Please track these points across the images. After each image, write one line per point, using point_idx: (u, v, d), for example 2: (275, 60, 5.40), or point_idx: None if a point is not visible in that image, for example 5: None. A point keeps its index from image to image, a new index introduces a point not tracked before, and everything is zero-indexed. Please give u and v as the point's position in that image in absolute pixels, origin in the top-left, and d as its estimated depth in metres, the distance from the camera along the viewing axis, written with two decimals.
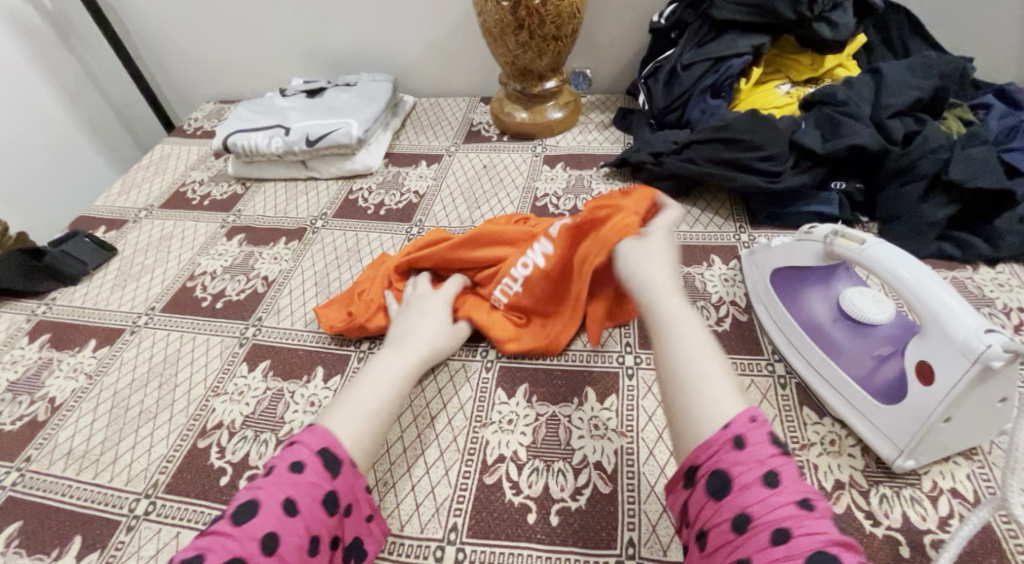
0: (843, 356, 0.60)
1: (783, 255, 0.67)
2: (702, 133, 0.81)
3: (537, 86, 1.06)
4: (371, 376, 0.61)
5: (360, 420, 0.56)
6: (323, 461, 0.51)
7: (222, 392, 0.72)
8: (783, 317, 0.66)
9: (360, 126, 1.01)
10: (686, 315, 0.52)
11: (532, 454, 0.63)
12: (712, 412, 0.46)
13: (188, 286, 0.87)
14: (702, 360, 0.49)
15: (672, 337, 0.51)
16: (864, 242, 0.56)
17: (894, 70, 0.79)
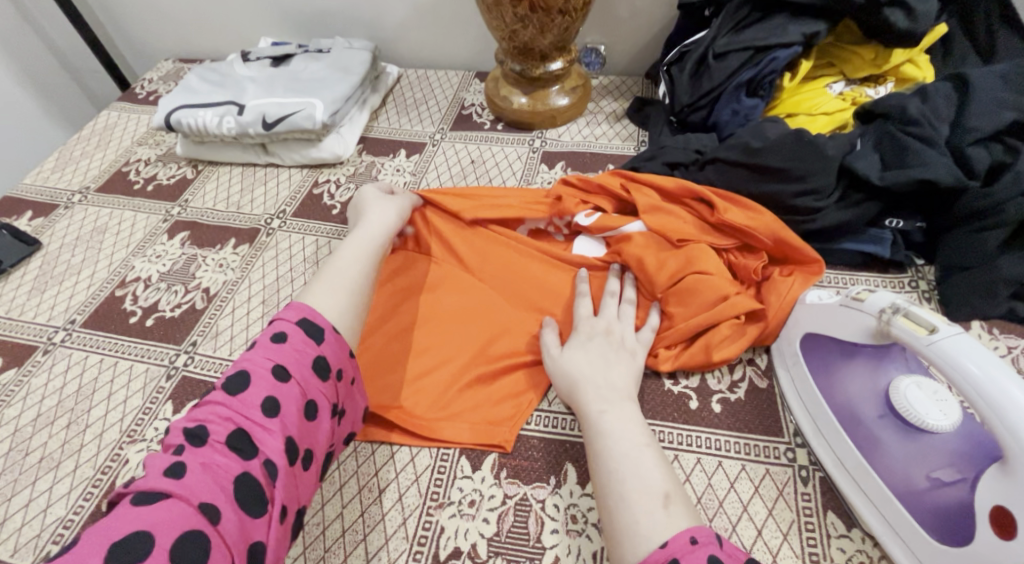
0: (882, 458, 0.48)
1: (821, 320, 0.54)
2: (732, 155, 0.67)
3: (538, 68, 0.90)
4: (337, 261, 0.62)
5: (337, 290, 0.57)
6: (305, 331, 0.52)
7: (139, 439, 0.61)
8: (812, 396, 0.54)
9: (326, 108, 0.86)
10: (619, 413, 0.52)
11: (493, 551, 0.52)
12: (655, 524, 0.44)
13: (116, 295, 0.75)
14: (649, 472, 0.47)
15: (614, 452, 0.49)
16: (933, 330, 0.43)
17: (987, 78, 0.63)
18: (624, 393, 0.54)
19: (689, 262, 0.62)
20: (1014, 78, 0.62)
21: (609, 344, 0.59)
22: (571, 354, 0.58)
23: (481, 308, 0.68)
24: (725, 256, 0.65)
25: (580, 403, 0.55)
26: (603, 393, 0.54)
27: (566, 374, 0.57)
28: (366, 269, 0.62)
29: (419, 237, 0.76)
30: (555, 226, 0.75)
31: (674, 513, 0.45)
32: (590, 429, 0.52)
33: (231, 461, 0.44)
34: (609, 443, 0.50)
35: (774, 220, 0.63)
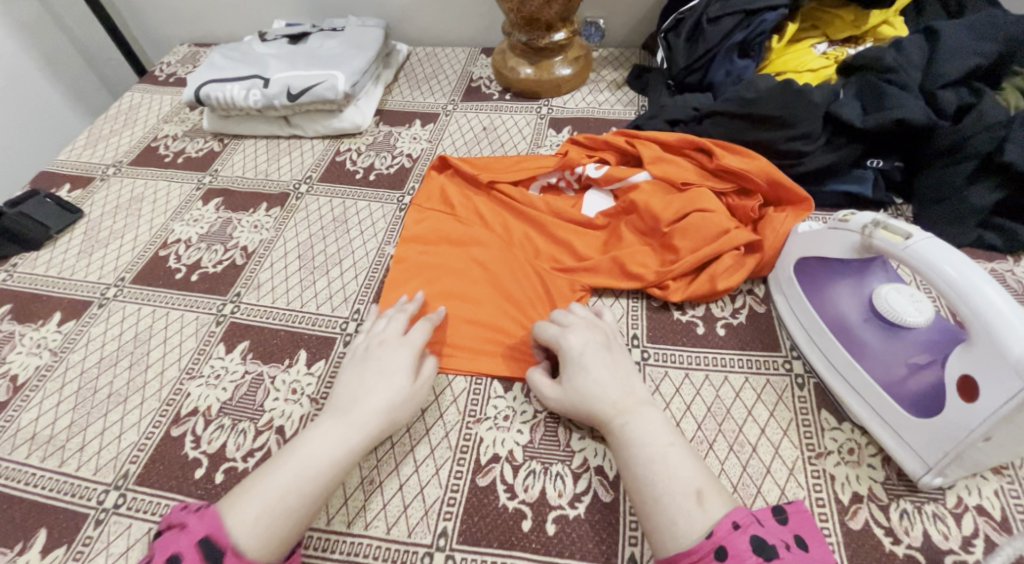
0: (867, 355, 0.55)
1: (812, 243, 0.60)
2: (728, 106, 0.73)
3: (544, 38, 0.96)
4: (302, 441, 0.52)
5: (268, 502, 0.48)
6: (204, 553, 0.45)
7: (198, 375, 0.66)
8: (806, 312, 0.61)
9: (347, 80, 0.92)
10: (639, 419, 0.52)
11: (528, 455, 0.58)
12: (694, 521, 0.45)
13: (160, 255, 0.80)
14: (679, 470, 0.48)
15: (642, 462, 0.49)
16: (908, 238, 0.50)
17: (954, 30, 0.69)
18: (639, 399, 0.54)
19: (691, 203, 0.69)
20: (980, 28, 0.69)
21: (608, 354, 0.57)
22: (570, 372, 0.56)
23: (503, 256, 0.75)
24: (724, 199, 0.72)
25: (596, 419, 0.54)
26: (619, 404, 0.53)
27: (572, 395, 0.55)
28: (329, 468, 0.51)
29: (445, 196, 0.84)
30: (566, 182, 0.82)
31: (710, 506, 0.46)
32: (615, 440, 0.52)
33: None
34: (634, 450, 0.50)
35: (768, 163, 0.70)
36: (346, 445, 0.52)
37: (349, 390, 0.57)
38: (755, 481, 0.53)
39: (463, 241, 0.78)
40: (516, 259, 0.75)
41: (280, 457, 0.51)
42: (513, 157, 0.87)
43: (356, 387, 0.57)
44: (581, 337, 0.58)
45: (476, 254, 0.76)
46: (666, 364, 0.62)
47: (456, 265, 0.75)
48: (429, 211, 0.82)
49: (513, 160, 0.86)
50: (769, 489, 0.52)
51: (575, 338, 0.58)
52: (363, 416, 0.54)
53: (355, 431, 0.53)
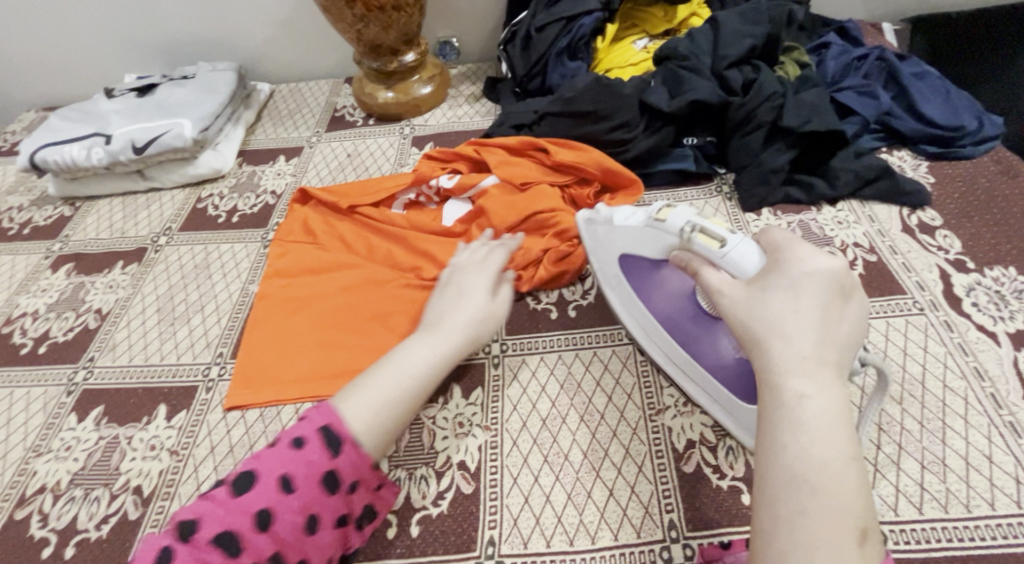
0: (690, 345, 0.56)
1: (621, 241, 0.57)
2: (553, 108, 0.78)
3: (393, 61, 1.00)
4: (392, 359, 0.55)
5: (376, 405, 0.51)
6: (325, 439, 0.48)
7: (46, 450, 0.62)
8: (636, 306, 0.61)
9: (194, 126, 0.92)
10: (826, 399, 0.37)
11: (393, 465, 0.57)
12: (845, 561, 0.33)
13: (4, 331, 0.76)
14: (844, 490, 0.35)
15: (803, 457, 0.36)
16: (722, 242, 0.46)
17: (730, 19, 0.76)
18: (835, 378, 0.38)
19: (531, 199, 0.72)
20: (749, 14, 0.76)
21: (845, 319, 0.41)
22: (774, 297, 0.41)
23: (367, 277, 0.76)
24: (566, 191, 0.75)
25: (765, 364, 0.39)
26: (803, 363, 0.38)
27: (755, 310, 0.41)
28: (415, 385, 0.54)
29: (308, 227, 0.84)
30: (425, 197, 0.84)
31: (870, 547, 0.34)
32: (775, 407, 0.38)
33: (241, 523, 0.43)
34: (801, 433, 0.36)
35: (599, 154, 0.73)
36: (434, 360, 0.55)
37: (437, 313, 0.61)
38: (603, 445, 0.56)
39: (327, 269, 0.78)
40: (378, 277, 0.75)
41: (376, 372, 0.53)
42: (372, 180, 0.88)
43: (439, 310, 0.61)
44: (798, 306, 0.40)
45: (339, 279, 0.76)
46: (523, 352, 0.65)
47: (320, 292, 0.75)
48: (293, 245, 0.83)
49: (373, 182, 0.87)
50: (615, 450, 0.55)
51: (793, 300, 0.40)
52: (422, 344, 0.57)
53: (443, 340, 0.57)
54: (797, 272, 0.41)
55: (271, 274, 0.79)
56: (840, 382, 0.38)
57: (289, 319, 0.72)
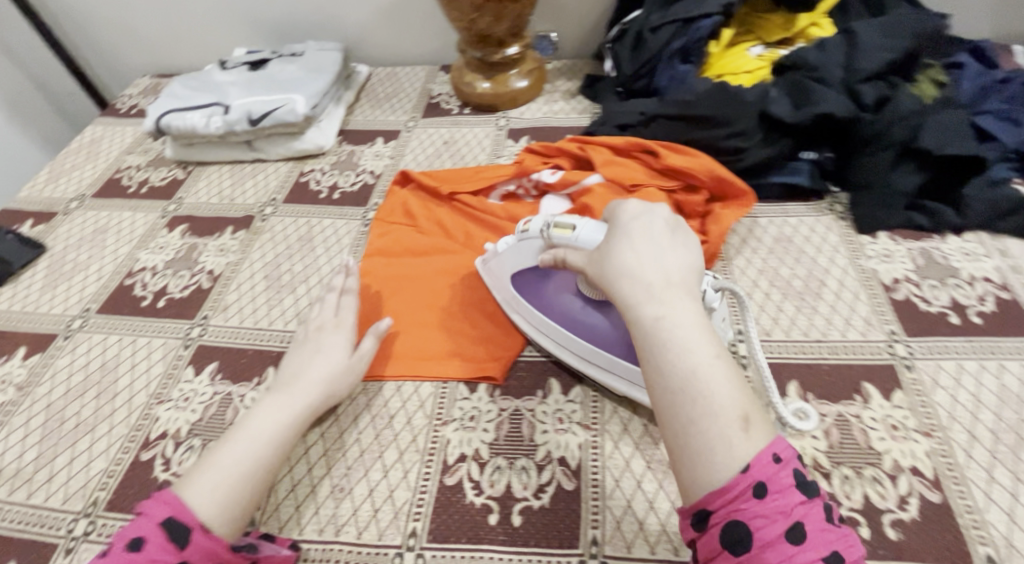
0: (591, 336, 0.61)
1: (512, 258, 0.66)
2: (670, 109, 0.77)
3: (498, 53, 1.00)
4: (246, 424, 0.54)
5: (222, 481, 0.49)
6: (168, 533, 0.45)
7: (166, 399, 0.66)
8: (540, 319, 0.66)
9: (306, 102, 0.95)
10: (667, 318, 0.44)
11: (494, 452, 0.59)
12: (737, 449, 0.39)
13: (126, 283, 0.81)
14: (717, 386, 0.41)
15: (677, 366, 0.42)
16: (573, 227, 0.56)
17: (868, 31, 0.73)
18: (682, 296, 0.46)
19: (640, 203, 0.73)
20: (889, 26, 0.73)
21: (658, 250, 0.49)
22: (622, 249, 0.50)
23: (467, 265, 0.78)
24: (673, 196, 0.75)
25: (626, 305, 0.47)
26: (654, 293, 0.46)
27: (609, 270, 0.49)
28: (273, 448, 0.53)
29: (408, 210, 0.86)
30: (524, 189, 0.85)
31: (754, 432, 0.40)
32: (643, 339, 0.45)
33: (165, 558, 0.44)
34: (668, 352, 0.43)
35: (711, 161, 0.73)
36: (294, 420, 0.56)
37: (290, 369, 0.61)
38: None
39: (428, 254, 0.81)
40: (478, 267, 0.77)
41: (221, 446, 0.52)
42: (471, 168, 0.89)
43: (297, 366, 0.61)
44: (642, 252, 0.49)
45: (439, 265, 0.78)
46: None
47: (420, 277, 0.77)
48: (394, 225, 0.85)
49: (474, 170, 0.88)
50: None
51: (631, 251, 0.49)
52: (310, 390, 0.58)
53: (298, 398, 0.57)
54: (636, 227, 0.51)
55: (374, 254, 0.81)
56: (672, 298, 0.45)
57: (392, 301, 0.75)
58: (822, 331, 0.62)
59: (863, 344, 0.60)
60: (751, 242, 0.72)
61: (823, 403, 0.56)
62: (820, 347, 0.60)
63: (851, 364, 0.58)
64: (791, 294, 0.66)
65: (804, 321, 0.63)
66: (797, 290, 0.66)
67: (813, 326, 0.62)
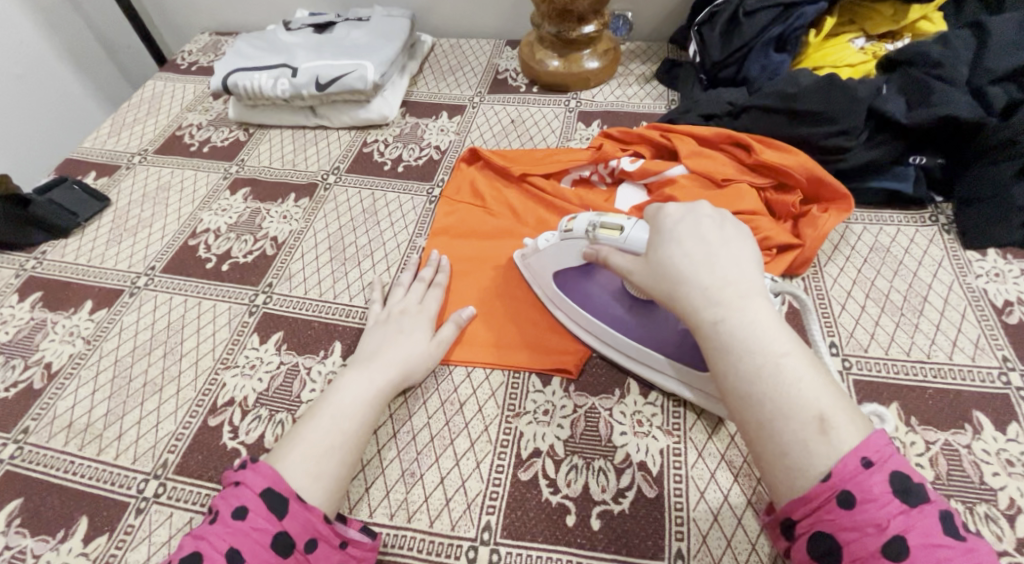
0: (641, 333, 0.61)
1: (553, 256, 0.65)
2: (768, 101, 0.72)
3: (575, 30, 0.95)
4: (333, 400, 0.56)
5: (314, 452, 0.51)
6: (267, 503, 0.46)
7: (233, 365, 0.66)
8: (582, 317, 0.65)
9: (376, 70, 0.92)
10: (736, 321, 0.44)
11: (570, 450, 0.58)
12: (815, 453, 0.39)
13: (190, 244, 0.80)
14: (790, 389, 0.41)
15: (749, 372, 0.42)
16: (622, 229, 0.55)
17: (1000, 30, 0.68)
18: (744, 295, 0.45)
19: (729, 199, 0.69)
20: None
21: (716, 248, 0.48)
22: (669, 249, 0.49)
23: None
24: (762, 194, 0.71)
25: (686, 309, 0.46)
26: (712, 296, 0.45)
27: (661, 273, 0.49)
28: (358, 424, 0.55)
29: (475, 189, 0.83)
30: (598, 176, 0.81)
31: (835, 432, 0.39)
32: (709, 345, 0.44)
33: (267, 527, 0.45)
34: (736, 358, 0.43)
35: (807, 159, 0.69)
36: (377, 397, 0.57)
37: (370, 348, 0.62)
38: None
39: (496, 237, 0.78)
40: None
41: (309, 422, 0.54)
42: (542, 151, 0.86)
43: (377, 345, 0.62)
44: (692, 253, 0.48)
45: (508, 250, 0.76)
46: None
47: (489, 261, 0.75)
48: (460, 205, 0.82)
49: (546, 152, 0.85)
50: None
51: (683, 252, 0.48)
52: (389, 368, 0.59)
53: (380, 373, 0.59)
54: (683, 227, 0.50)
55: (440, 233, 0.78)
56: (737, 300, 0.45)
57: (460, 284, 0.73)
58: (926, 350, 0.59)
59: (972, 368, 0.57)
60: (844, 249, 0.68)
61: (928, 430, 0.54)
62: (925, 368, 0.58)
63: (958, 390, 0.56)
64: (891, 309, 0.63)
65: (904, 338, 0.60)
66: (898, 305, 0.63)
67: (917, 344, 0.60)
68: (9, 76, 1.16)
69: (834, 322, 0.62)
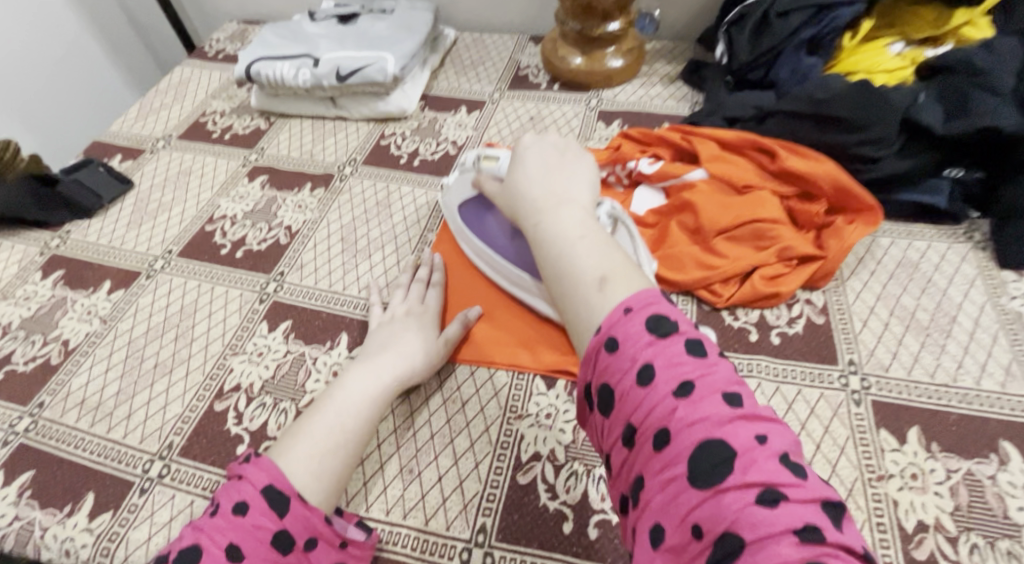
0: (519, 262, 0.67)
1: (458, 189, 0.73)
2: (796, 106, 0.70)
3: (599, 27, 0.92)
4: (343, 392, 0.56)
5: (312, 452, 0.50)
6: (268, 501, 0.45)
7: (241, 351, 0.67)
8: (479, 247, 0.71)
9: (397, 63, 0.91)
10: (552, 219, 0.49)
11: (571, 456, 0.57)
12: (593, 307, 0.42)
13: (207, 230, 0.81)
14: (580, 260, 0.44)
15: (553, 255, 0.46)
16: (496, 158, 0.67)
17: None
18: (565, 199, 0.51)
19: (751, 208, 0.67)
20: None
21: (548, 170, 0.54)
22: (515, 172, 0.56)
23: None
24: (785, 202, 0.69)
25: (522, 219, 0.52)
26: (538, 203, 0.51)
27: (511, 196, 0.55)
28: (361, 424, 0.54)
29: None
30: (614, 177, 0.77)
31: (611, 289, 0.42)
32: (532, 242, 0.50)
33: (268, 525, 0.44)
34: (548, 248, 0.47)
35: (835, 167, 0.67)
36: (380, 401, 0.56)
37: (378, 342, 0.62)
38: None
39: None
40: None
41: (313, 419, 0.53)
42: None
43: (385, 340, 0.62)
44: (531, 173, 0.54)
45: None
46: None
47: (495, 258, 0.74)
48: None
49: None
50: None
51: (525, 175, 0.54)
52: (395, 365, 0.59)
53: (387, 373, 0.58)
54: (530, 154, 0.56)
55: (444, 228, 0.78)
56: (554, 203, 0.50)
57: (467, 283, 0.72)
58: (951, 374, 0.57)
59: (1001, 396, 0.55)
60: (869, 264, 0.66)
61: (950, 458, 0.52)
62: (951, 393, 0.56)
63: (985, 417, 0.54)
64: (916, 328, 0.60)
65: (929, 359, 0.58)
66: (924, 324, 0.60)
67: (942, 366, 0.57)
68: (46, 59, 1.19)
69: (854, 340, 0.60)
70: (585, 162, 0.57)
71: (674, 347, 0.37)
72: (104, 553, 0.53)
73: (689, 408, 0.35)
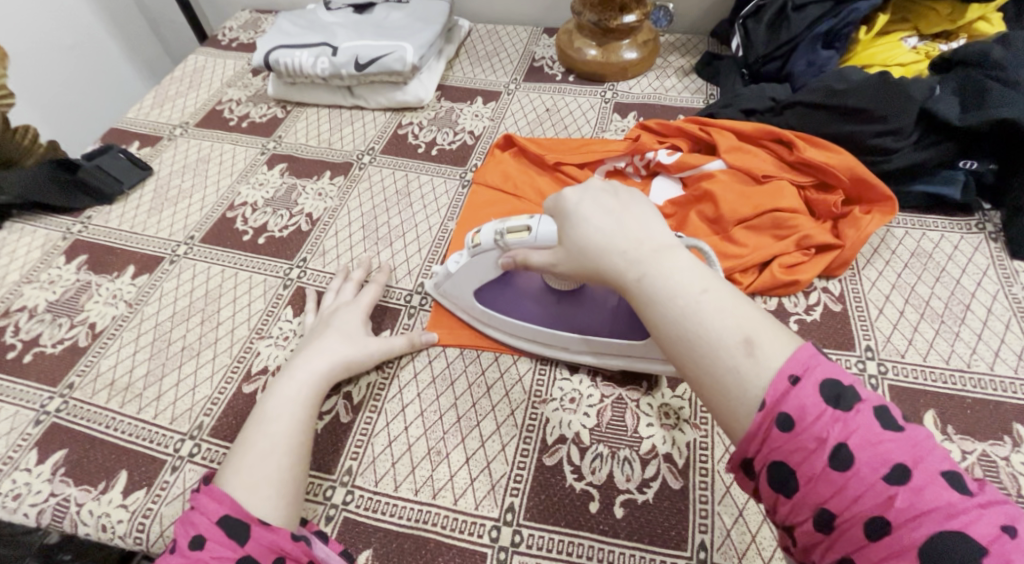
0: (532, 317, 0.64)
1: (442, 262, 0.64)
2: (813, 98, 0.72)
3: (616, 19, 0.93)
4: (264, 412, 0.56)
5: (259, 466, 0.51)
6: (226, 531, 0.46)
7: (267, 335, 0.68)
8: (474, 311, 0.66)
9: (415, 52, 0.92)
10: (659, 275, 0.45)
11: (596, 439, 0.58)
12: (743, 374, 0.40)
13: (228, 216, 0.81)
14: (712, 320, 0.42)
15: (670, 317, 0.43)
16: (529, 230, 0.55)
17: None
18: (660, 247, 0.47)
19: (770, 198, 0.68)
20: None
21: (621, 215, 0.50)
22: (576, 221, 0.51)
23: None
24: (802, 192, 0.71)
25: (612, 278, 0.48)
26: (631, 255, 0.47)
27: (579, 251, 0.50)
28: (293, 422, 0.55)
29: (506, 172, 0.83)
30: (633, 167, 0.78)
31: (761, 351, 0.40)
32: (636, 302, 0.46)
33: (227, 554, 0.45)
34: (663, 308, 0.44)
35: (852, 159, 0.69)
36: (306, 399, 0.57)
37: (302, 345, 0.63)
38: None
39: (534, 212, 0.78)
40: None
41: (247, 438, 0.53)
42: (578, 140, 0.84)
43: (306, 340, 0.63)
44: (600, 223, 0.49)
45: None
46: None
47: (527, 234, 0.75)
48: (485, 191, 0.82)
49: (580, 142, 0.84)
50: None
51: (592, 225, 0.50)
52: (315, 361, 0.59)
53: (302, 371, 0.59)
54: (586, 202, 0.51)
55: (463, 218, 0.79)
56: (649, 253, 0.47)
57: None
58: (966, 360, 0.58)
59: (1013, 381, 0.57)
60: (885, 253, 0.68)
61: (965, 440, 0.53)
62: (965, 378, 0.57)
63: (998, 401, 0.55)
64: (931, 316, 0.62)
65: (944, 345, 0.60)
66: (938, 312, 0.62)
67: (956, 352, 0.59)
68: (61, 47, 1.19)
69: (870, 326, 0.62)
70: (643, 197, 0.52)
71: (866, 422, 0.36)
72: (139, 529, 0.54)
73: (904, 496, 0.34)
